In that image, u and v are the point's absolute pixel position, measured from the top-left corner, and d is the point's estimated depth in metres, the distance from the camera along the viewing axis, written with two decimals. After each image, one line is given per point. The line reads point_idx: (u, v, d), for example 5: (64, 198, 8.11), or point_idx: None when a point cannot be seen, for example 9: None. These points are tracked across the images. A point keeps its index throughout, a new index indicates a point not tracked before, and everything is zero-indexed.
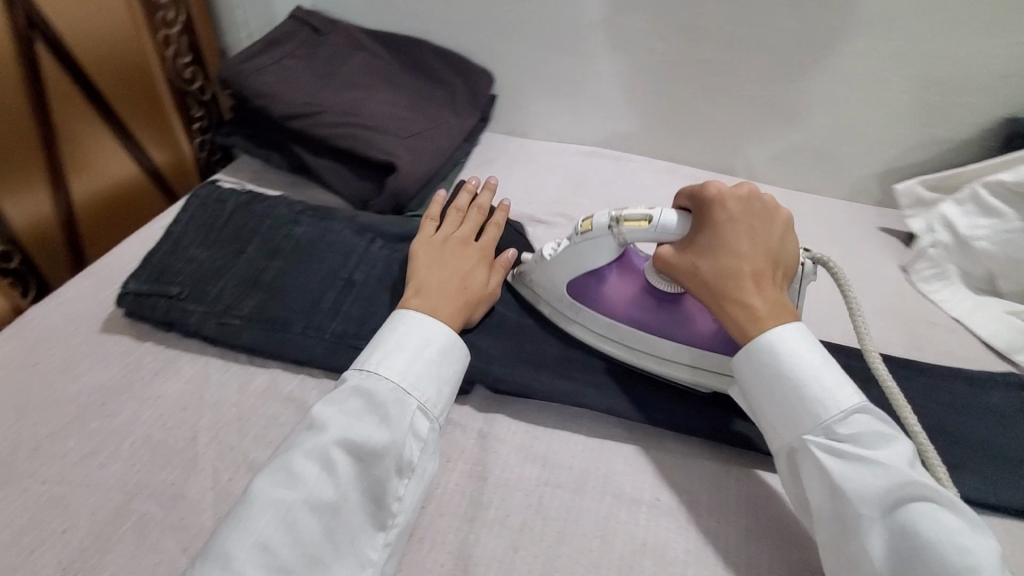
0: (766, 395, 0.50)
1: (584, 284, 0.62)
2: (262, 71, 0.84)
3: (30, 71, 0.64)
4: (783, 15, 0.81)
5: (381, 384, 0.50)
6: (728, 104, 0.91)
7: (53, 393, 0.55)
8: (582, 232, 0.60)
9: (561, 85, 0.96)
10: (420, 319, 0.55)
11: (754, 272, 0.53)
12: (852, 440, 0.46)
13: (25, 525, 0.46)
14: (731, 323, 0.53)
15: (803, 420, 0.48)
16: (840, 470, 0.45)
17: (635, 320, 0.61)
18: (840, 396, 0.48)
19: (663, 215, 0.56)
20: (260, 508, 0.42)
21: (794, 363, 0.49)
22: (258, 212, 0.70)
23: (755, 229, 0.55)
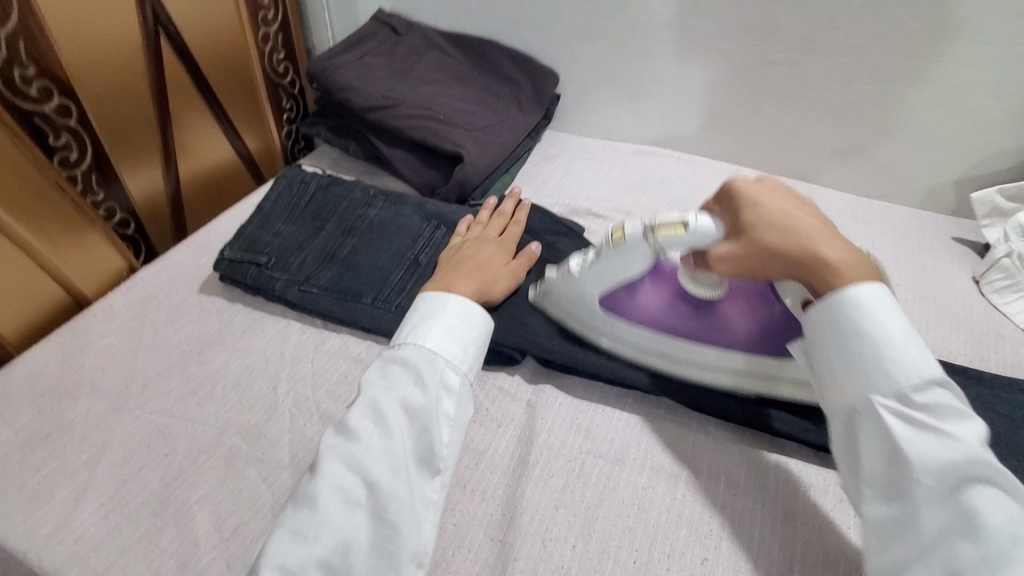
0: (840, 361, 0.48)
1: (617, 295, 0.61)
2: (346, 67, 0.91)
3: (155, 62, 0.73)
4: (856, 17, 0.80)
5: (414, 352, 0.53)
6: (794, 106, 0.91)
7: (160, 340, 0.63)
8: (614, 243, 0.56)
9: (625, 85, 0.99)
10: (439, 296, 0.58)
11: (817, 229, 0.51)
12: (927, 408, 0.44)
13: (135, 446, 0.53)
14: (826, 285, 0.49)
15: (876, 384, 0.46)
16: (905, 435, 0.43)
17: (678, 331, 0.59)
18: (920, 364, 0.45)
19: (697, 218, 0.53)
20: (329, 460, 0.46)
21: (878, 329, 0.46)
22: (337, 194, 0.77)
23: (794, 198, 0.54)
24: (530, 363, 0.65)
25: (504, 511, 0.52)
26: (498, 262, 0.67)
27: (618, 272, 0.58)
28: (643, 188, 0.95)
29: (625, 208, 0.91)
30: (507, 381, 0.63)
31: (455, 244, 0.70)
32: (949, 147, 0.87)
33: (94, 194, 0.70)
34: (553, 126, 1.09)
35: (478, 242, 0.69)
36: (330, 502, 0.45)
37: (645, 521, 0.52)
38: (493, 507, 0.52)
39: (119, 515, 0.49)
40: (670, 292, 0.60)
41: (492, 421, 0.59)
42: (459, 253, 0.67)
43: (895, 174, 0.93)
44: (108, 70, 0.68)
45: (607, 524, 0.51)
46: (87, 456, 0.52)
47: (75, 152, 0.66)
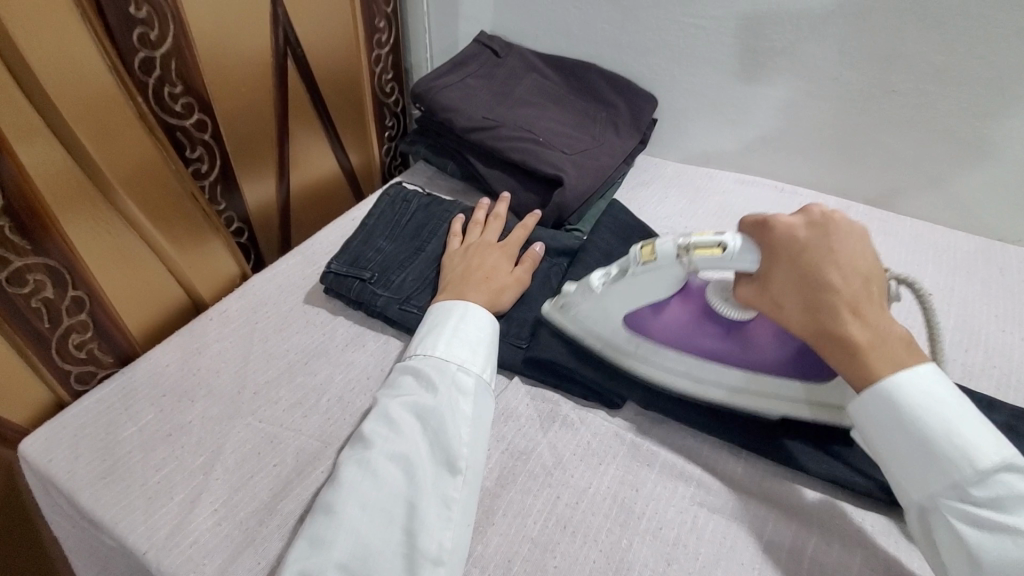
0: (892, 450, 0.46)
1: (644, 316, 0.58)
2: (448, 88, 0.92)
3: (281, 80, 0.77)
4: (1004, 46, 0.73)
5: (421, 360, 0.56)
6: (920, 139, 0.84)
7: (270, 348, 0.65)
8: (642, 262, 0.54)
9: (728, 111, 0.95)
10: (444, 306, 0.61)
11: (853, 301, 0.47)
12: (994, 503, 0.41)
13: (247, 453, 0.54)
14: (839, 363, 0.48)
15: (937, 478, 0.44)
16: (980, 540, 0.41)
17: (705, 351, 0.56)
18: (978, 452, 0.42)
19: (735, 241, 0.51)
20: (346, 467, 0.48)
21: (920, 416, 0.44)
22: (435, 215, 0.77)
23: (842, 253, 0.49)
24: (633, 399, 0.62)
25: (609, 559, 0.49)
26: (504, 269, 0.67)
27: (642, 290, 0.56)
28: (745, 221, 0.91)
29: None
30: (609, 417, 0.60)
31: (456, 256, 0.70)
32: None
33: (217, 204, 0.73)
34: (647, 151, 1.07)
35: (479, 251, 0.69)
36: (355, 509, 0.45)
37: None
38: (597, 553, 0.49)
39: (230, 523, 0.49)
40: (699, 312, 0.57)
41: (593, 456, 0.56)
42: (466, 260, 0.68)
43: None
44: (241, 87, 0.72)
45: None
46: (202, 460, 0.54)
47: (206, 164, 0.70)
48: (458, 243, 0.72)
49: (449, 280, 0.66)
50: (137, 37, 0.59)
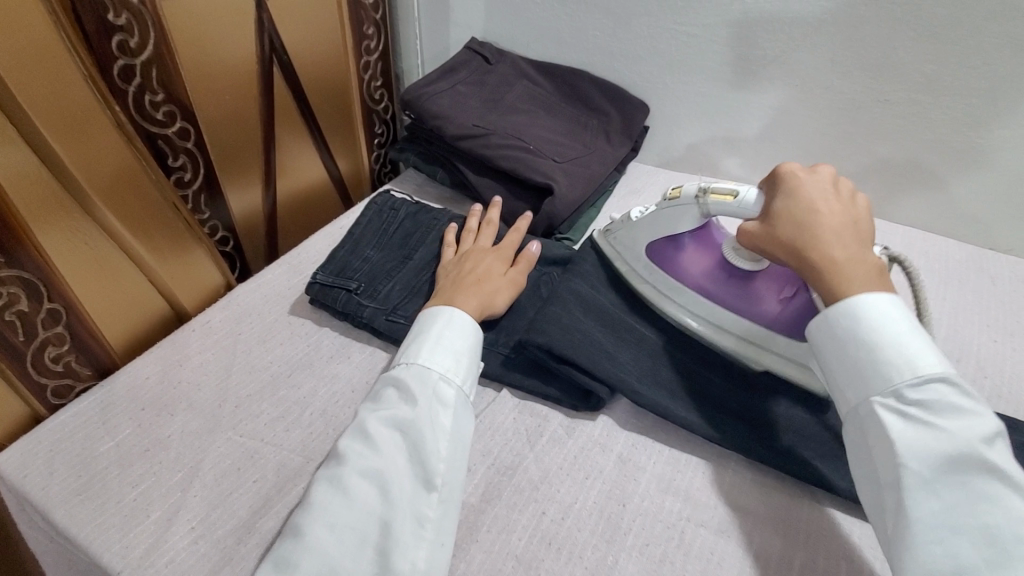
0: (840, 361, 0.49)
1: (663, 249, 0.66)
2: (438, 96, 0.92)
3: (266, 88, 0.76)
4: (993, 55, 0.73)
5: (401, 369, 0.54)
6: (911, 147, 0.84)
7: (253, 360, 0.64)
8: (669, 199, 0.63)
9: (720, 119, 0.94)
10: (429, 312, 0.60)
11: (834, 227, 0.53)
12: (922, 403, 0.45)
13: (226, 469, 0.53)
14: (817, 283, 0.52)
15: (877, 383, 0.47)
16: (903, 435, 0.44)
17: (699, 288, 0.63)
18: (919, 360, 0.46)
19: (748, 191, 0.58)
20: (319, 484, 0.47)
21: (875, 328, 0.48)
22: (423, 223, 0.76)
23: (833, 200, 0.55)
24: (621, 412, 0.62)
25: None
26: (497, 272, 0.67)
27: (669, 223, 0.64)
28: None
29: None
30: (597, 431, 0.59)
31: (451, 261, 0.69)
32: None
33: (201, 213, 0.72)
34: (639, 158, 1.06)
35: (474, 255, 0.69)
36: (327, 528, 0.45)
37: None
38: (582, 571, 0.48)
39: (207, 541, 0.49)
40: (714, 259, 0.64)
41: (580, 471, 0.55)
42: (460, 264, 0.68)
43: None
44: (225, 95, 0.71)
45: None
46: (181, 475, 0.53)
47: (189, 172, 0.69)
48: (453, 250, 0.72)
49: (443, 285, 0.65)
50: (116, 44, 0.58)
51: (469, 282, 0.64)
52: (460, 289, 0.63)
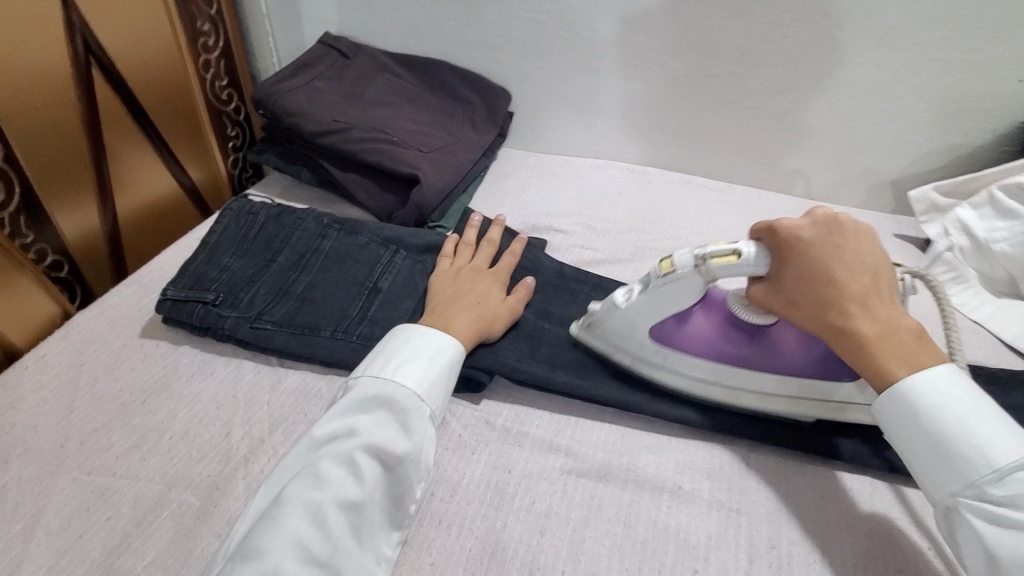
0: (910, 449, 0.48)
1: (666, 328, 0.60)
2: (294, 93, 0.88)
3: (87, 94, 0.70)
4: (791, 32, 0.84)
5: (399, 391, 0.52)
6: (738, 117, 0.94)
7: (98, 392, 0.59)
8: (662, 275, 0.57)
9: (576, 102, 1.00)
10: (431, 332, 0.57)
11: (861, 296, 0.51)
12: (1012, 502, 0.42)
13: (74, 511, 0.50)
14: (851, 357, 0.51)
15: (951, 476, 0.45)
16: (994, 536, 0.42)
17: (726, 356, 0.59)
18: (995, 451, 0.44)
19: (749, 248, 0.55)
20: (292, 509, 0.44)
21: (935, 416, 0.46)
22: (286, 223, 0.72)
23: (845, 249, 0.52)
24: (502, 384, 0.64)
25: (484, 544, 0.51)
26: (496, 297, 0.66)
27: (673, 298, 0.58)
28: (602, 203, 0.96)
29: (587, 222, 0.91)
30: (479, 408, 0.61)
31: (448, 277, 0.68)
32: (885, 148, 0.92)
33: (22, 236, 0.66)
34: (507, 144, 1.09)
35: (472, 275, 0.68)
36: (288, 559, 0.42)
37: (631, 535, 0.52)
38: (473, 541, 0.51)
39: None
40: (723, 321, 0.60)
41: (465, 447, 0.58)
42: (454, 285, 0.66)
43: (847, 175, 0.96)
44: (33, 105, 0.64)
45: (593, 543, 0.51)
46: (21, 525, 0.49)
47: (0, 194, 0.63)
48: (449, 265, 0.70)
49: (438, 302, 0.64)
50: None
51: (465, 303, 0.63)
52: (454, 309, 0.62)
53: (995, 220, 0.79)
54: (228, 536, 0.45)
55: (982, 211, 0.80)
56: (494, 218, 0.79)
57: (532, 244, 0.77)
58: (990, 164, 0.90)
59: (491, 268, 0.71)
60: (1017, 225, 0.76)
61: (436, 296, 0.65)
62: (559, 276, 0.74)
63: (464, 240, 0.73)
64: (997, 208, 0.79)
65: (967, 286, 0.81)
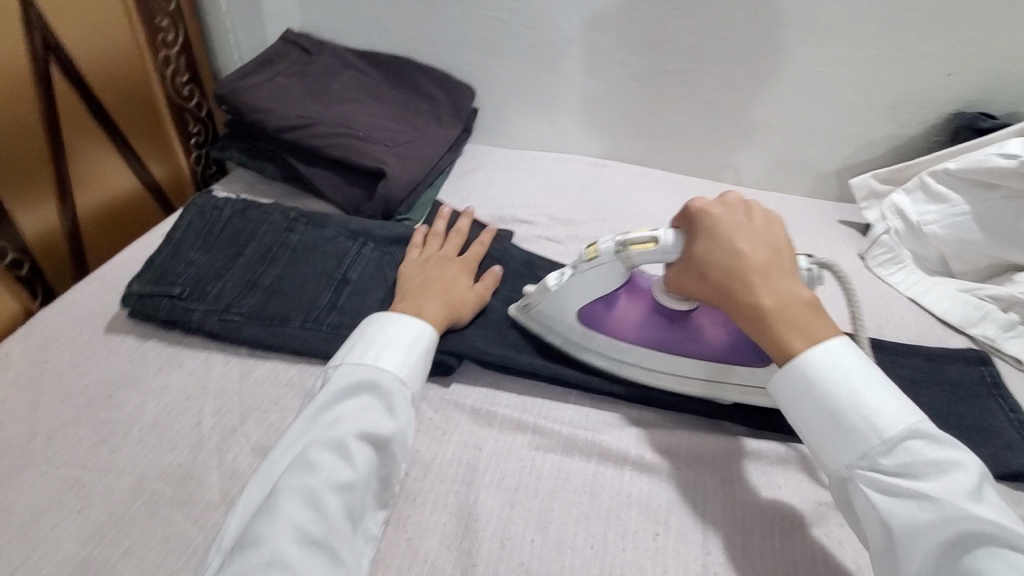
0: (809, 422, 0.51)
1: (597, 311, 0.63)
2: (257, 88, 0.89)
3: (44, 91, 0.70)
4: (739, 30, 0.88)
5: (384, 377, 0.54)
6: (692, 111, 0.98)
7: (64, 388, 0.58)
8: (588, 259, 0.60)
9: (539, 98, 1.03)
10: (406, 318, 0.59)
11: (760, 268, 0.53)
12: (904, 471, 0.46)
13: (44, 505, 0.50)
14: (753, 328, 0.53)
15: (850, 447, 0.48)
16: (891, 505, 0.46)
17: (647, 339, 0.62)
18: (885, 422, 0.47)
19: (667, 234, 0.58)
20: (285, 497, 0.46)
21: (832, 389, 0.50)
22: (253, 218, 0.73)
23: (748, 227, 0.56)
24: (470, 368, 0.66)
25: (457, 518, 0.53)
26: (464, 284, 0.68)
27: (597, 282, 0.61)
28: (565, 195, 0.99)
29: (551, 215, 0.94)
30: (449, 391, 0.64)
31: (418, 265, 0.69)
32: (829, 140, 0.97)
33: None
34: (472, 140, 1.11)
35: (441, 263, 0.70)
36: (286, 543, 0.44)
37: (596, 504, 0.55)
38: (446, 516, 0.53)
39: None
40: (647, 306, 0.63)
41: (437, 429, 0.60)
42: (422, 273, 0.68)
43: (795, 165, 1.01)
44: None
45: (561, 513, 0.54)
46: None
47: None
48: (418, 255, 0.72)
49: (406, 291, 0.65)
50: None
51: (436, 289, 0.65)
52: (426, 293, 0.64)
53: (926, 204, 0.85)
54: (226, 528, 0.47)
55: (914, 195, 0.86)
56: (462, 210, 0.81)
57: (499, 235, 0.80)
58: (924, 153, 0.96)
59: (460, 257, 0.73)
60: (946, 208, 0.83)
61: (406, 284, 0.67)
62: (525, 265, 0.76)
63: (433, 231, 0.75)
64: (927, 192, 0.85)
65: (902, 266, 0.86)
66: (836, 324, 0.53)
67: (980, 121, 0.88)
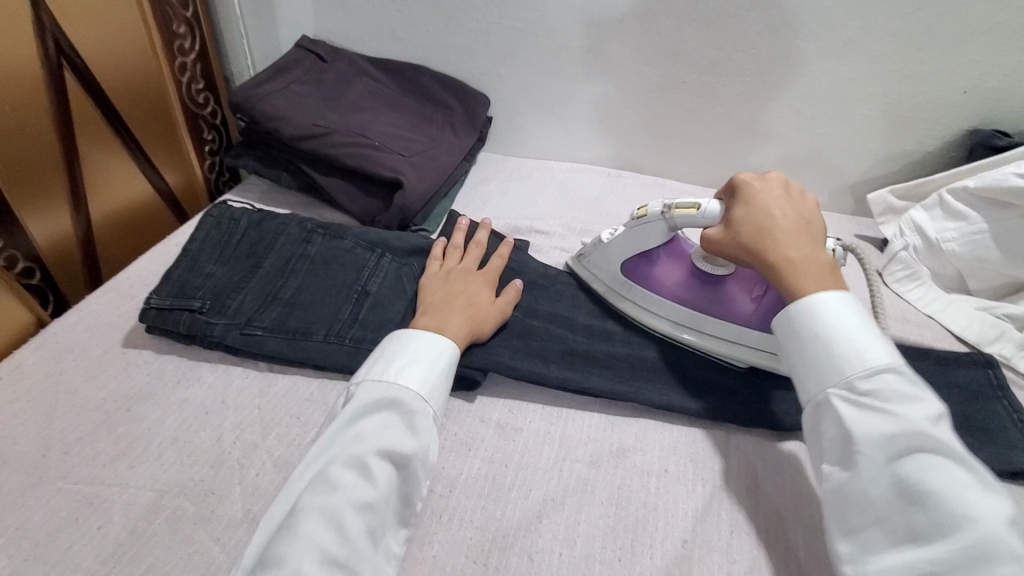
0: (800, 354, 0.54)
1: (638, 266, 0.70)
2: (272, 96, 0.88)
3: (60, 99, 0.69)
4: (758, 42, 0.88)
5: (405, 393, 0.53)
6: (709, 122, 0.98)
7: (80, 400, 0.58)
8: (638, 218, 0.68)
9: (554, 106, 1.02)
10: (427, 335, 0.58)
11: (786, 228, 0.59)
12: (873, 393, 0.49)
13: (63, 522, 0.49)
14: (772, 280, 0.58)
15: (832, 375, 0.52)
16: (856, 419, 0.49)
17: (679, 297, 0.68)
18: (869, 355, 0.51)
19: (710, 203, 0.63)
20: (307, 516, 0.45)
21: (826, 326, 0.53)
22: (272, 229, 0.72)
23: (785, 201, 0.61)
24: (492, 381, 0.66)
25: (485, 534, 0.52)
26: (486, 298, 0.67)
27: (639, 240, 0.68)
28: (580, 204, 0.98)
29: (567, 224, 0.93)
30: (473, 406, 0.63)
31: (439, 278, 0.69)
32: (846, 154, 0.97)
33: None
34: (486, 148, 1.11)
35: (463, 276, 0.69)
36: (308, 562, 0.43)
37: (624, 517, 0.54)
38: (474, 531, 0.52)
39: None
40: (685, 268, 0.70)
41: (461, 444, 0.59)
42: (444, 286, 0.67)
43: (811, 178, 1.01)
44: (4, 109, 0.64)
45: (589, 529, 0.53)
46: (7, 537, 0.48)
47: None
48: (438, 267, 0.71)
49: (428, 305, 0.64)
50: None
51: (459, 304, 0.64)
52: (449, 308, 0.64)
53: (945, 222, 0.84)
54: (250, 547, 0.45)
55: (933, 212, 0.86)
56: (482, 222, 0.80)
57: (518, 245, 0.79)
58: (939, 169, 0.96)
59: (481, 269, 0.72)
60: (964, 227, 0.82)
61: (427, 296, 0.66)
62: (545, 276, 0.75)
63: (452, 243, 0.74)
64: (945, 209, 0.85)
65: (920, 282, 0.86)
66: (844, 284, 0.57)
67: (996, 140, 0.87)
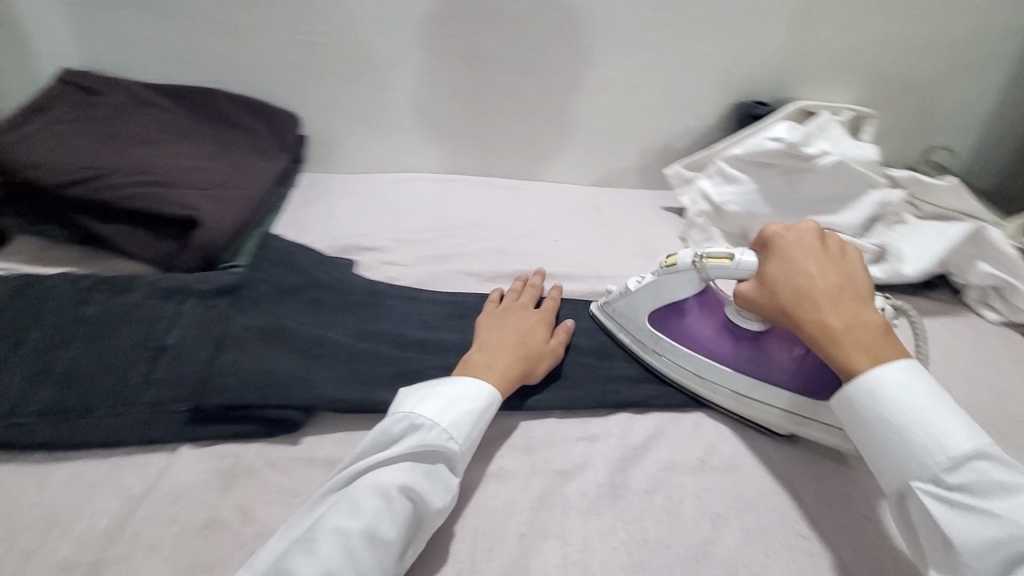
0: (868, 436, 0.51)
1: (669, 319, 0.69)
2: (23, 141, 0.77)
3: None
4: (546, 41, 0.94)
5: (443, 439, 0.52)
6: (521, 119, 1.02)
7: None
8: (667, 266, 0.68)
9: (368, 119, 1.00)
10: (467, 379, 0.58)
11: (828, 291, 0.56)
12: (966, 487, 0.45)
13: None
14: (819, 349, 0.55)
15: (912, 464, 0.48)
16: (948, 518, 0.45)
17: (710, 354, 0.67)
18: (950, 441, 0.47)
19: (743, 253, 0.63)
20: (322, 535, 0.45)
21: (894, 406, 0.50)
22: (41, 297, 0.64)
23: (823, 257, 0.59)
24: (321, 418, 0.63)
25: None
26: (540, 337, 0.68)
27: (670, 290, 0.68)
28: (411, 215, 0.98)
29: (397, 237, 0.93)
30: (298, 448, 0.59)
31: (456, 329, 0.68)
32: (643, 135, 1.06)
33: None
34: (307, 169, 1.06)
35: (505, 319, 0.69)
36: None
37: (461, 527, 0.55)
38: None
39: None
40: (717, 322, 0.68)
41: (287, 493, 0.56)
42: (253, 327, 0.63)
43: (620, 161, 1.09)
44: None
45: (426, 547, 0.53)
46: None
47: None
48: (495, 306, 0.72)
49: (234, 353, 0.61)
50: None
51: (507, 341, 0.65)
52: (498, 345, 0.64)
53: (723, 187, 0.95)
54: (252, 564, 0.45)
55: (715, 180, 0.97)
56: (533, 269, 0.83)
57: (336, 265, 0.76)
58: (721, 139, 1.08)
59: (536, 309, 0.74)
60: (740, 189, 0.94)
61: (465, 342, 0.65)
62: (370, 296, 0.74)
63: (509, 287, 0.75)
64: (724, 176, 0.96)
65: (712, 242, 0.96)
66: (905, 350, 0.53)
67: (755, 109, 1.01)
